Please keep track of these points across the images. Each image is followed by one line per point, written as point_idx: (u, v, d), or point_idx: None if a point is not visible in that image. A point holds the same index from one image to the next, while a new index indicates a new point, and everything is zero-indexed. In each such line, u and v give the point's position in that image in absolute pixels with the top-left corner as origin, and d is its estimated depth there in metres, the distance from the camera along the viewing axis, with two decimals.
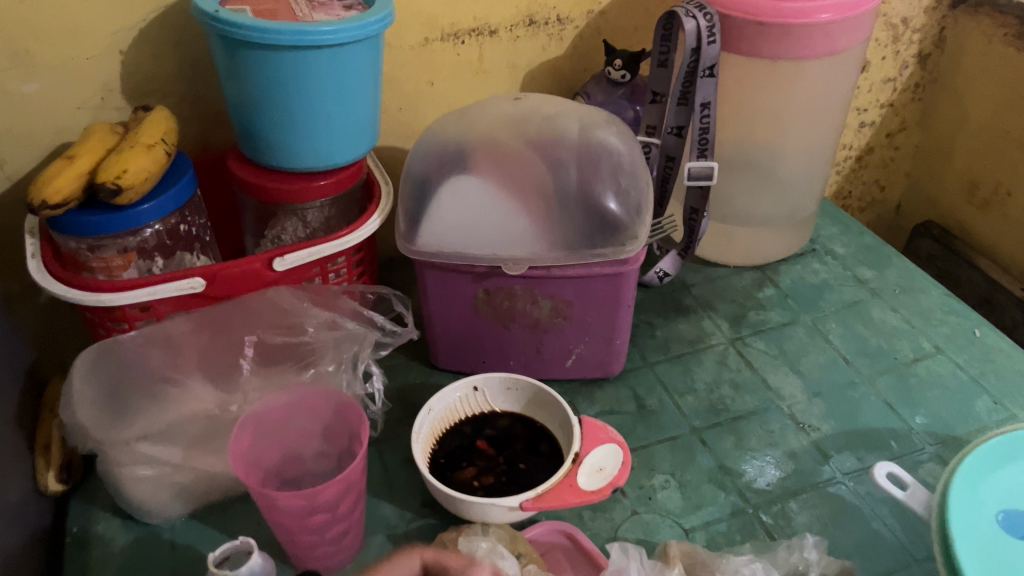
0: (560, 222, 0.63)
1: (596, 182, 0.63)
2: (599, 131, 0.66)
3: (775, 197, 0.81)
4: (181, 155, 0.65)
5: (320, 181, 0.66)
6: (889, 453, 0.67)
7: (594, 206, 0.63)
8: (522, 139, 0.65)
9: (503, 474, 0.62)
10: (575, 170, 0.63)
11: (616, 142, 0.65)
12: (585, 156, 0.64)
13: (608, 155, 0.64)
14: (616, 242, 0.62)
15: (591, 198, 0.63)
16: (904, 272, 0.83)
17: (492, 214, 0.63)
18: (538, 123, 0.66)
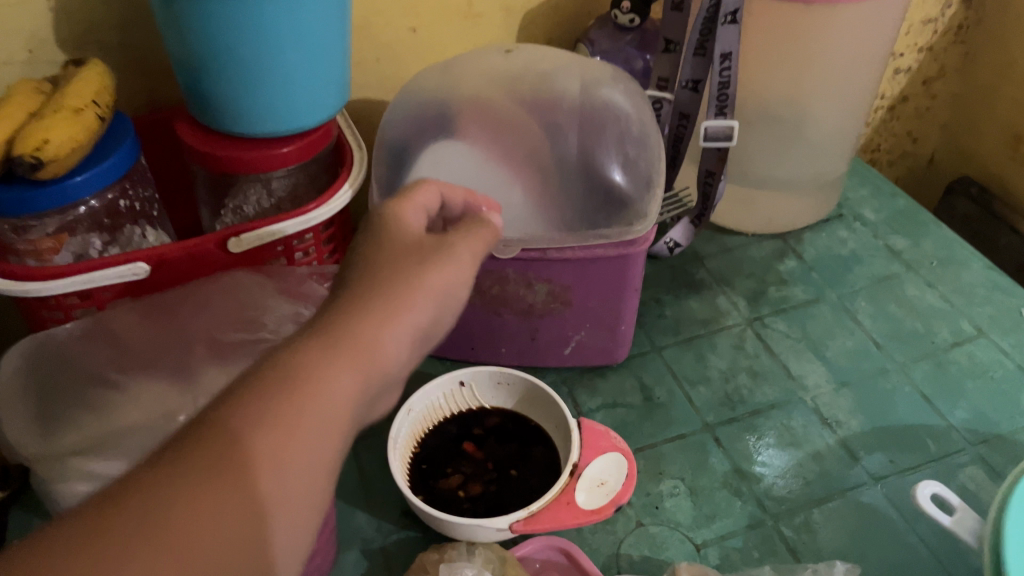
0: (558, 199, 0.55)
1: (599, 151, 0.55)
2: (603, 90, 0.57)
3: (801, 159, 0.72)
4: (121, 118, 0.56)
5: (284, 147, 0.57)
6: (926, 455, 0.59)
7: (598, 179, 0.55)
8: (514, 100, 0.56)
9: (492, 483, 0.54)
10: (575, 137, 0.56)
11: (625, 103, 0.57)
12: (587, 120, 0.56)
13: (613, 118, 0.56)
14: (622, 221, 0.54)
15: (594, 169, 0.55)
16: (943, 242, 0.76)
17: (479, 189, 0.54)
18: (534, 80, 0.57)
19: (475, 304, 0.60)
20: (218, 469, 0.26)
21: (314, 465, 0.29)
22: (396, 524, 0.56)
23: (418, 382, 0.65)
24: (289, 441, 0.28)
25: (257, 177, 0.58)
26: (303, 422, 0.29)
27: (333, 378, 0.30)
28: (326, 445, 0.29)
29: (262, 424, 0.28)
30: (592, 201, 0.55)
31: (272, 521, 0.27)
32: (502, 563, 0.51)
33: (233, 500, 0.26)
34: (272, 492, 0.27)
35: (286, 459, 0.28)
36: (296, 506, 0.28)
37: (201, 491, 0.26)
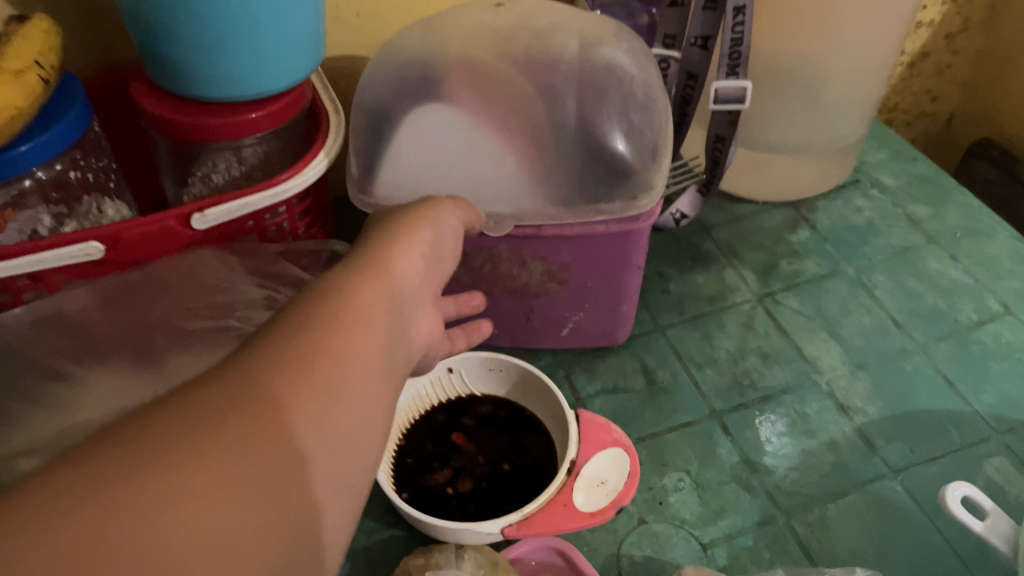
0: (553, 171, 0.49)
1: (600, 116, 0.49)
2: (604, 49, 0.51)
3: (817, 123, 0.67)
4: (68, 78, 0.50)
5: (251, 113, 0.52)
6: (949, 444, 0.55)
7: (598, 147, 0.49)
8: (506, 59, 0.50)
9: (483, 479, 0.50)
10: (573, 100, 0.49)
11: (628, 65, 0.51)
12: (586, 81, 0.50)
13: (615, 80, 0.50)
14: (624, 195, 0.49)
15: (595, 136, 0.49)
16: (966, 211, 0.71)
17: (467, 161, 0.49)
18: (528, 39, 0.51)
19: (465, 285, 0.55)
20: (250, 376, 0.26)
21: (352, 371, 0.29)
22: (379, 521, 0.52)
23: None
24: (322, 345, 0.28)
25: (223, 146, 0.53)
26: (333, 332, 0.29)
27: (356, 300, 0.31)
28: (360, 354, 0.29)
29: (290, 336, 0.28)
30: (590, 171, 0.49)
31: (317, 420, 0.27)
32: (493, 568, 0.47)
33: (269, 398, 0.26)
34: (310, 391, 0.27)
35: (319, 364, 0.28)
36: (339, 413, 0.27)
37: (231, 393, 0.25)
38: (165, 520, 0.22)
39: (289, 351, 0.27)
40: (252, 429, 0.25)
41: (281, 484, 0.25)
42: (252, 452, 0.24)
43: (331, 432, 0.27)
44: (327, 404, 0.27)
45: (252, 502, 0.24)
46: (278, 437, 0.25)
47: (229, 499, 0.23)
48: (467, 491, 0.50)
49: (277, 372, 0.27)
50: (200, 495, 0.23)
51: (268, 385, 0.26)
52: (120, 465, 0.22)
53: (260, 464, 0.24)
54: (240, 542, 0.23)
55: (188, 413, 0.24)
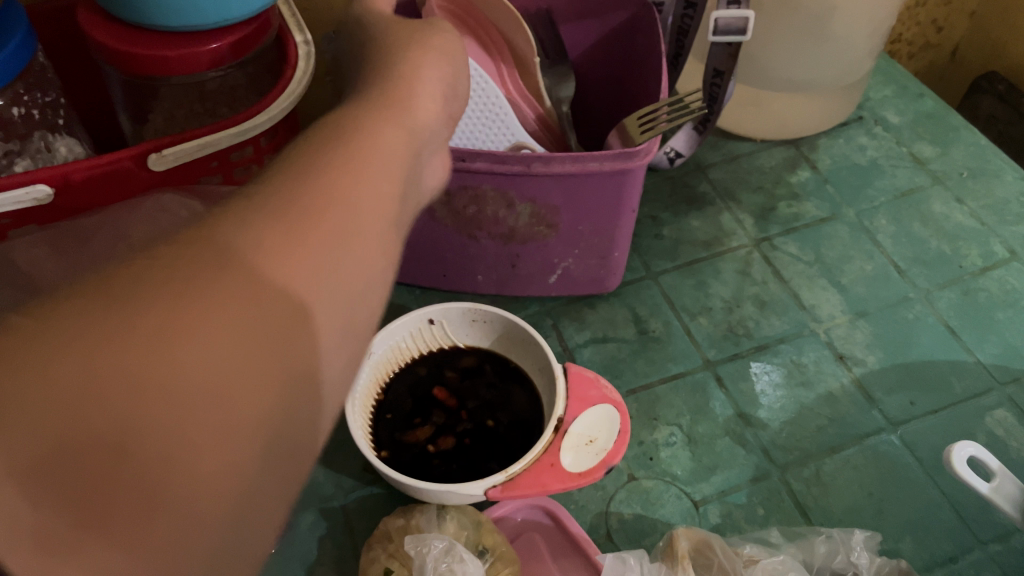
0: None
1: None
2: None
3: (823, 56, 0.63)
4: (11, 6, 0.45)
5: (212, 42, 0.47)
6: (950, 396, 0.53)
7: None
8: None
9: (466, 435, 0.48)
10: None
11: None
12: None
13: None
14: None
15: None
16: (973, 150, 0.68)
17: None
18: None
19: (448, 226, 0.52)
20: (248, 212, 0.21)
21: (372, 214, 0.24)
22: (357, 479, 0.50)
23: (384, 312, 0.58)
24: (335, 178, 0.23)
25: (182, 79, 0.49)
26: (355, 169, 0.24)
27: (375, 133, 0.26)
28: (381, 195, 0.25)
29: (299, 168, 0.23)
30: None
31: (331, 269, 0.22)
32: (477, 529, 0.45)
33: (278, 238, 0.21)
34: (325, 235, 0.22)
35: (335, 204, 0.23)
36: (354, 262, 0.23)
37: (228, 229, 0.21)
38: (142, 388, 0.18)
39: (297, 188, 0.22)
40: (254, 277, 0.20)
41: (284, 347, 0.20)
42: (253, 306, 0.20)
43: (345, 285, 0.23)
44: (341, 252, 0.22)
45: (250, 366, 0.19)
46: (283, 289, 0.21)
47: (237, 342, 0.19)
48: (449, 449, 0.48)
49: (283, 210, 0.22)
50: (184, 359, 0.18)
51: (272, 223, 0.21)
52: (89, 312, 0.18)
53: (261, 320, 0.20)
54: (251, 387, 0.19)
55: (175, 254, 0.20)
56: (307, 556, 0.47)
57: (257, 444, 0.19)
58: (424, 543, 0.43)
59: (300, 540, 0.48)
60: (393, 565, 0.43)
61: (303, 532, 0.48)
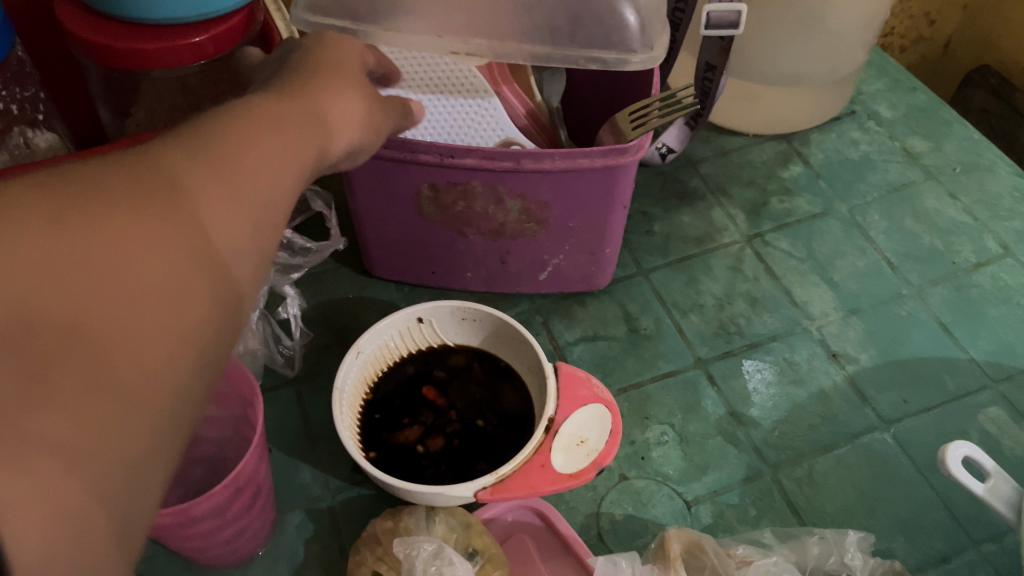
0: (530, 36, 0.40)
1: None
2: None
3: (815, 50, 0.62)
4: None
5: (195, 36, 0.46)
6: (943, 394, 0.53)
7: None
8: None
9: (455, 436, 0.48)
10: None
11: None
12: None
13: None
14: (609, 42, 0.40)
15: None
16: (966, 144, 0.67)
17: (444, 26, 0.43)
18: None
19: (437, 224, 0.51)
20: (159, 162, 0.22)
21: (275, 191, 0.24)
22: (345, 480, 0.49)
23: (371, 311, 0.57)
24: (241, 147, 0.24)
25: (164, 74, 0.47)
26: (263, 142, 0.25)
27: (291, 118, 0.27)
28: (285, 174, 0.25)
29: (207, 132, 0.24)
30: (565, 16, 0.40)
31: (231, 233, 0.22)
32: (466, 531, 0.44)
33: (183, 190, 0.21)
34: (228, 199, 0.22)
35: (242, 171, 0.23)
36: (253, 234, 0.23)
37: (129, 176, 0.21)
38: (44, 321, 0.17)
39: (203, 148, 0.23)
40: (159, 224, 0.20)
41: (182, 300, 0.20)
42: (157, 254, 0.20)
43: (242, 253, 0.23)
44: (242, 219, 0.23)
45: (148, 313, 0.19)
46: (188, 241, 0.21)
47: (145, 285, 0.20)
48: (438, 449, 0.47)
49: (192, 165, 0.22)
50: (82, 296, 0.18)
51: (179, 176, 0.22)
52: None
53: (163, 268, 0.20)
54: (161, 330, 0.20)
55: (79, 192, 0.20)
56: (294, 559, 0.46)
57: (142, 396, 0.19)
58: (413, 545, 0.42)
59: (287, 543, 0.47)
60: (381, 569, 0.43)
61: (290, 535, 0.47)
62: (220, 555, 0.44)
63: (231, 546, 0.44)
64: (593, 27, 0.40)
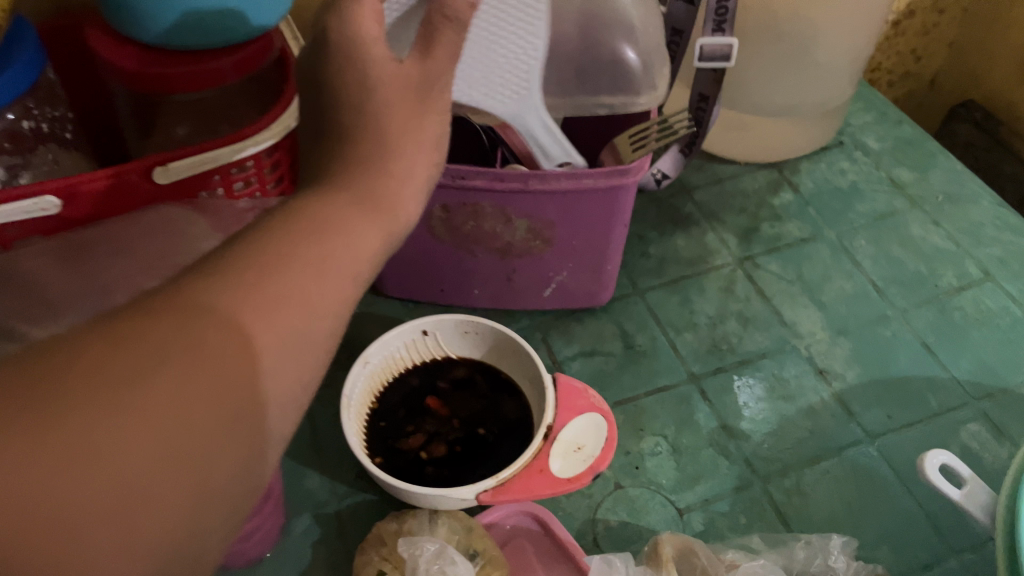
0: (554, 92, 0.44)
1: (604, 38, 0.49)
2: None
3: (803, 83, 0.65)
4: (20, 21, 0.47)
5: (220, 60, 0.49)
6: (926, 411, 0.55)
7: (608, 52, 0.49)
8: None
9: (458, 443, 0.50)
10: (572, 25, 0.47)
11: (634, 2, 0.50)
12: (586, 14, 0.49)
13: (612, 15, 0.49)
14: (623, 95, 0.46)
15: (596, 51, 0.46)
16: (950, 175, 0.70)
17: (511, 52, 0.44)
18: None
19: (444, 242, 0.54)
20: (200, 306, 0.22)
21: (320, 318, 0.25)
22: (351, 486, 0.51)
23: (377, 325, 0.60)
24: (284, 276, 0.25)
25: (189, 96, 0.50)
26: (316, 265, 0.26)
27: (359, 236, 0.28)
28: (332, 292, 0.26)
29: (265, 262, 0.25)
30: None
31: (273, 376, 0.23)
32: (467, 533, 0.46)
33: (216, 347, 0.22)
34: (266, 342, 0.23)
35: (285, 308, 0.24)
36: (289, 370, 0.24)
37: (168, 323, 0.22)
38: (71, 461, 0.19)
39: (249, 281, 0.24)
40: (189, 381, 0.21)
41: (205, 458, 0.21)
42: (187, 415, 0.21)
43: (283, 395, 0.24)
44: (277, 357, 0.24)
45: (171, 458, 0.21)
46: (218, 395, 0.22)
47: (172, 436, 0.21)
48: (442, 456, 0.49)
49: (233, 310, 0.23)
50: (119, 447, 0.20)
51: (228, 316, 0.23)
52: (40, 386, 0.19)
53: (191, 430, 0.21)
54: (183, 480, 0.21)
55: (119, 345, 0.21)
56: (300, 561, 0.48)
57: (151, 540, 0.20)
58: (416, 545, 0.44)
59: (293, 546, 0.49)
60: (386, 567, 0.45)
61: (297, 537, 0.49)
62: (232, 553, 0.46)
63: (240, 546, 0.46)
64: None
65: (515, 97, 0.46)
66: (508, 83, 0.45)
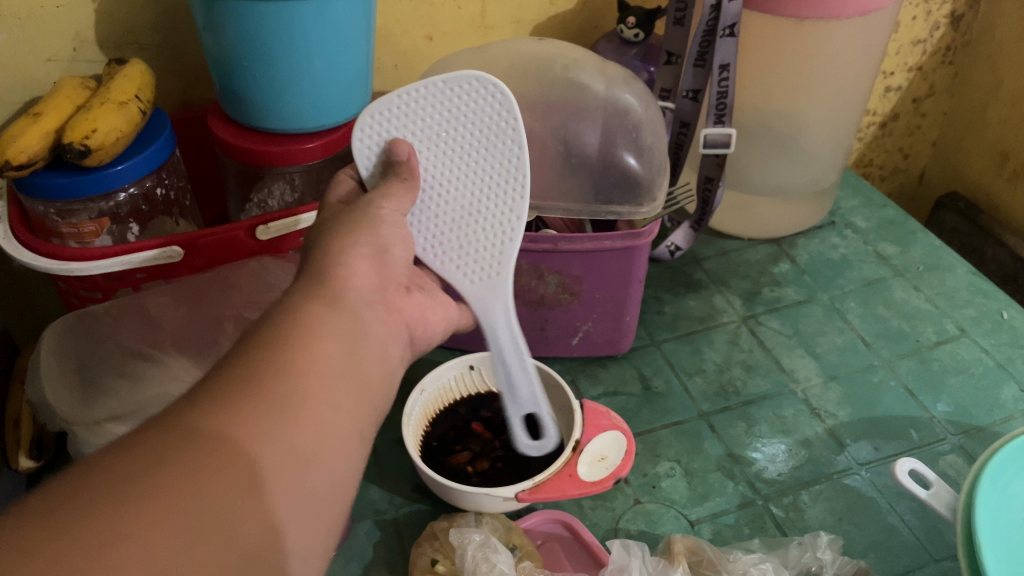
0: (565, 199, 0.58)
1: (618, 138, 0.58)
2: (623, 90, 0.59)
3: (794, 168, 0.77)
4: (158, 113, 0.60)
5: (310, 142, 0.60)
6: (909, 443, 0.62)
7: (614, 164, 0.57)
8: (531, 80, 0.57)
9: (499, 459, 0.58)
10: (595, 131, 0.57)
11: (637, 101, 0.59)
12: (610, 113, 0.58)
13: (629, 117, 0.58)
14: (632, 200, 0.58)
15: (612, 157, 0.57)
16: (928, 249, 0.81)
17: (473, 236, 0.48)
18: (540, 74, 0.58)
19: None
20: (187, 418, 0.29)
21: (295, 397, 0.32)
22: (407, 498, 0.60)
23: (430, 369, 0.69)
24: (259, 372, 0.32)
25: (284, 169, 0.62)
26: (287, 357, 0.33)
27: (326, 321, 0.35)
28: (308, 374, 0.33)
29: (240, 368, 0.32)
30: (589, 184, 0.58)
31: (265, 443, 0.30)
32: (507, 532, 0.54)
33: (206, 438, 0.29)
34: (250, 426, 0.30)
35: (258, 398, 0.31)
36: (284, 441, 0.31)
37: (175, 427, 0.29)
38: (116, 524, 0.25)
39: (229, 387, 0.31)
40: (198, 462, 0.28)
41: (216, 521, 0.27)
42: (200, 487, 0.27)
43: (280, 454, 0.30)
44: (272, 430, 0.30)
45: (192, 512, 0.27)
46: (225, 467, 0.28)
47: (189, 498, 0.27)
48: (485, 469, 0.57)
49: (213, 412, 0.30)
50: (151, 510, 0.26)
51: (213, 413, 0.30)
52: (83, 485, 0.26)
53: (202, 502, 0.27)
54: (207, 526, 0.27)
55: (126, 455, 0.28)
56: (364, 558, 0.56)
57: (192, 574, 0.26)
58: (465, 535, 0.51)
59: (358, 545, 0.57)
60: (438, 556, 0.52)
61: (360, 537, 0.57)
62: None
63: None
64: (613, 194, 0.58)
65: (484, 281, 0.48)
66: (480, 261, 0.48)
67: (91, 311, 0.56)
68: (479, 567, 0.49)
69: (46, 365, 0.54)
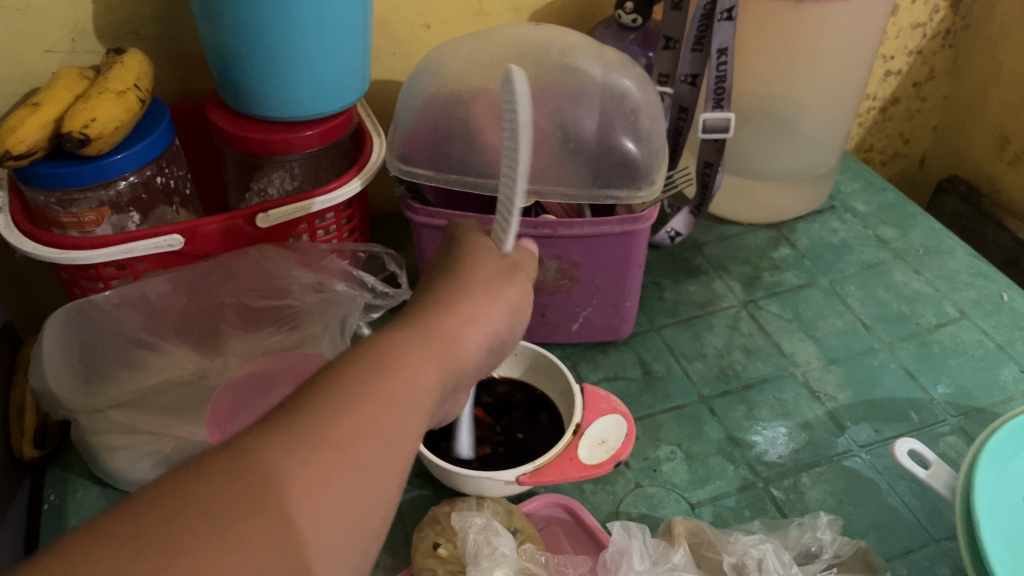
0: (564, 184, 0.57)
1: (615, 123, 0.58)
2: (620, 75, 0.59)
3: (793, 153, 0.77)
4: (157, 103, 0.60)
5: (308, 130, 0.61)
6: (909, 425, 0.62)
7: (611, 149, 0.57)
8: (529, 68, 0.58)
9: (500, 445, 0.58)
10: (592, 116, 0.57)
11: (635, 86, 0.59)
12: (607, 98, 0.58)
13: (626, 102, 0.58)
14: (631, 184, 0.58)
15: (609, 142, 0.57)
16: (929, 232, 0.81)
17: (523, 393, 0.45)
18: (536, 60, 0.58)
19: None
20: (275, 457, 0.30)
21: (381, 456, 0.32)
22: (409, 484, 0.60)
23: None
24: (349, 421, 0.32)
25: (282, 158, 0.62)
26: (377, 411, 0.33)
27: (418, 375, 0.35)
28: (393, 433, 0.33)
29: (331, 412, 0.32)
30: (587, 170, 0.58)
31: (340, 505, 0.31)
32: (508, 516, 0.54)
33: (287, 488, 0.30)
34: (331, 485, 0.30)
35: (346, 451, 0.31)
36: (355, 505, 0.31)
37: (257, 469, 0.30)
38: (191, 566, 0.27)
39: (320, 432, 0.31)
40: (272, 517, 0.29)
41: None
42: (269, 545, 0.28)
43: (350, 517, 0.31)
44: (351, 492, 0.31)
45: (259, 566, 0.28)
46: (295, 524, 0.29)
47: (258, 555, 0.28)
48: (486, 455, 0.57)
49: (299, 460, 0.30)
50: (224, 558, 0.27)
51: (300, 461, 0.30)
52: (165, 518, 0.27)
53: (272, 562, 0.28)
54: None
55: (210, 491, 0.29)
56: None
57: None
58: (467, 519, 0.51)
59: None
60: (440, 540, 0.52)
61: None
62: None
63: None
64: (612, 178, 0.58)
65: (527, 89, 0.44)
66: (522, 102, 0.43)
67: (92, 301, 0.55)
68: (481, 549, 0.49)
69: (48, 352, 0.53)
